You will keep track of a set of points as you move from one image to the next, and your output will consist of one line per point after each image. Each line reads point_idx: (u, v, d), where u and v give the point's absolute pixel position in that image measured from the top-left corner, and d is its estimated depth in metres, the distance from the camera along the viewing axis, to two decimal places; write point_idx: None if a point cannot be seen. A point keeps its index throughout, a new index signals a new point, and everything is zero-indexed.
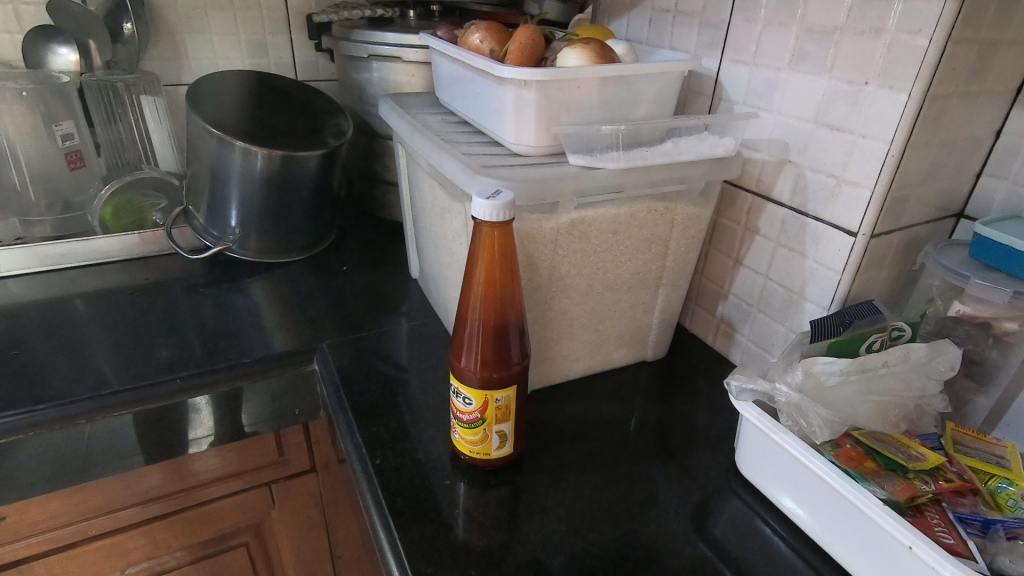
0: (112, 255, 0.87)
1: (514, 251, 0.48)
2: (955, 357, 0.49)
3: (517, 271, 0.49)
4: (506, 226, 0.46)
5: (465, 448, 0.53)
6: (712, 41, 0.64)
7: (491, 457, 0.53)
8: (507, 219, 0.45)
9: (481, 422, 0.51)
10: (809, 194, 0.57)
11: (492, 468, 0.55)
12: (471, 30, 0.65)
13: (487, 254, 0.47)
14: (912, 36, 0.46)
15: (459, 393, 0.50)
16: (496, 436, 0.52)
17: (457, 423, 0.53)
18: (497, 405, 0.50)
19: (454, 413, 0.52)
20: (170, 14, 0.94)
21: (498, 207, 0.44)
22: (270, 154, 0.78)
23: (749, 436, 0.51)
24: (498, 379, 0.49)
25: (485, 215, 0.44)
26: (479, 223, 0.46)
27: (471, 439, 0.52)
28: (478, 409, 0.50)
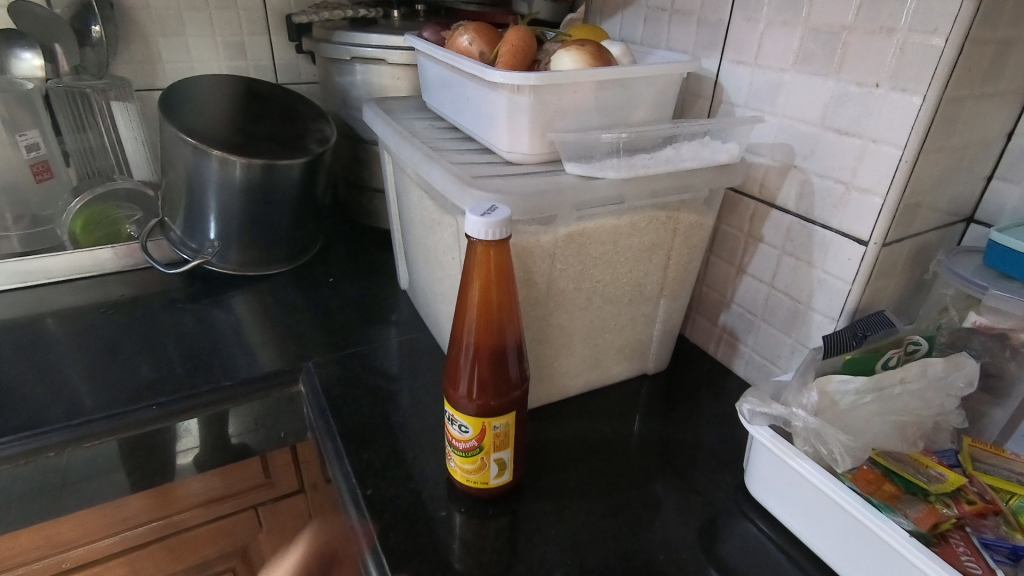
0: (84, 270, 0.83)
1: (511, 270, 0.45)
2: (973, 372, 0.46)
3: (514, 291, 0.46)
4: (502, 245, 0.43)
5: (461, 477, 0.50)
6: (711, 41, 0.61)
7: (488, 488, 0.50)
8: (505, 237, 0.42)
9: (478, 450, 0.48)
10: (816, 200, 0.55)
11: (490, 497, 0.52)
12: (459, 32, 0.62)
13: (482, 274, 0.44)
14: (926, 36, 0.44)
15: (454, 421, 0.47)
16: (494, 465, 0.49)
17: (453, 452, 0.50)
18: (494, 433, 0.47)
19: (450, 441, 0.49)
20: (141, 16, 0.89)
21: (494, 224, 0.41)
22: (249, 162, 0.74)
23: (762, 459, 0.48)
24: (497, 407, 0.46)
25: (478, 233, 0.41)
26: (473, 242, 0.43)
27: (467, 468, 0.49)
28: (475, 438, 0.47)
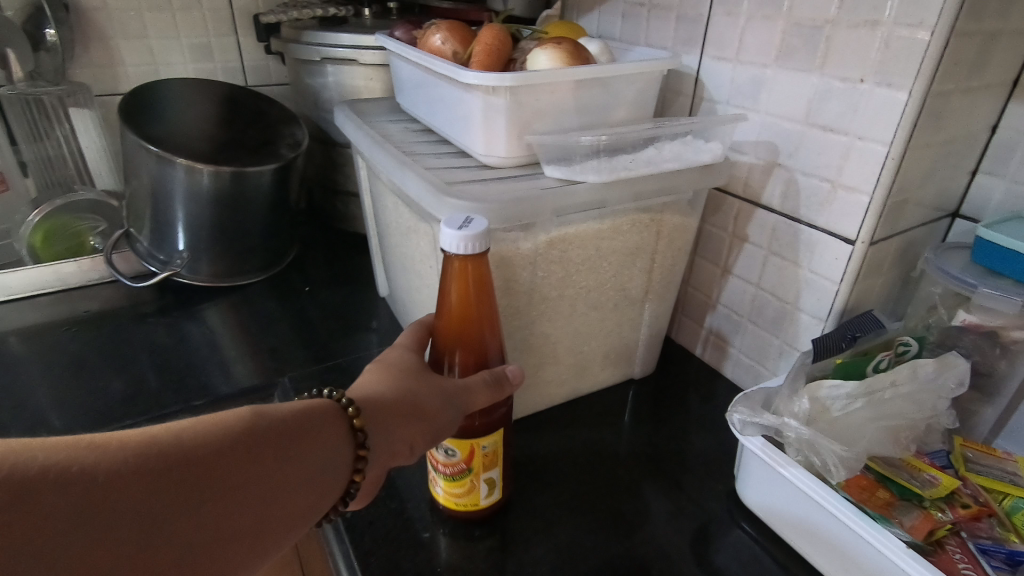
0: (46, 286, 0.79)
1: (491, 283, 0.43)
2: (963, 372, 0.45)
3: (495, 305, 0.44)
4: (481, 260, 0.41)
5: (450, 502, 0.48)
6: (691, 36, 0.60)
7: (477, 510, 0.48)
8: (483, 251, 0.41)
9: (467, 472, 0.46)
10: (801, 199, 0.53)
11: (481, 520, 0.50)
12: (432, 31, 0.59)
13: (461, 289, 0.42)
14: (912, 29, 0.43)
15: (440, 445, 0.45)
16: (484, 485, 0.47)
17: (438, 476, 0.47)
18: (483, 453, 0.45)
19: (436, 465, 0.47)
20: (100, 18, 0.86)
21: (471, 239, 0.39)
22: (217, 170, 0.71)
23: (753, 468, 0.47)
24: (478, 425, 0.45)
25: (454, 246, 0.39)
26: (451, 257, 0.41)
27: (454, 493, 0.47)
28: (463, 461, 0.45)
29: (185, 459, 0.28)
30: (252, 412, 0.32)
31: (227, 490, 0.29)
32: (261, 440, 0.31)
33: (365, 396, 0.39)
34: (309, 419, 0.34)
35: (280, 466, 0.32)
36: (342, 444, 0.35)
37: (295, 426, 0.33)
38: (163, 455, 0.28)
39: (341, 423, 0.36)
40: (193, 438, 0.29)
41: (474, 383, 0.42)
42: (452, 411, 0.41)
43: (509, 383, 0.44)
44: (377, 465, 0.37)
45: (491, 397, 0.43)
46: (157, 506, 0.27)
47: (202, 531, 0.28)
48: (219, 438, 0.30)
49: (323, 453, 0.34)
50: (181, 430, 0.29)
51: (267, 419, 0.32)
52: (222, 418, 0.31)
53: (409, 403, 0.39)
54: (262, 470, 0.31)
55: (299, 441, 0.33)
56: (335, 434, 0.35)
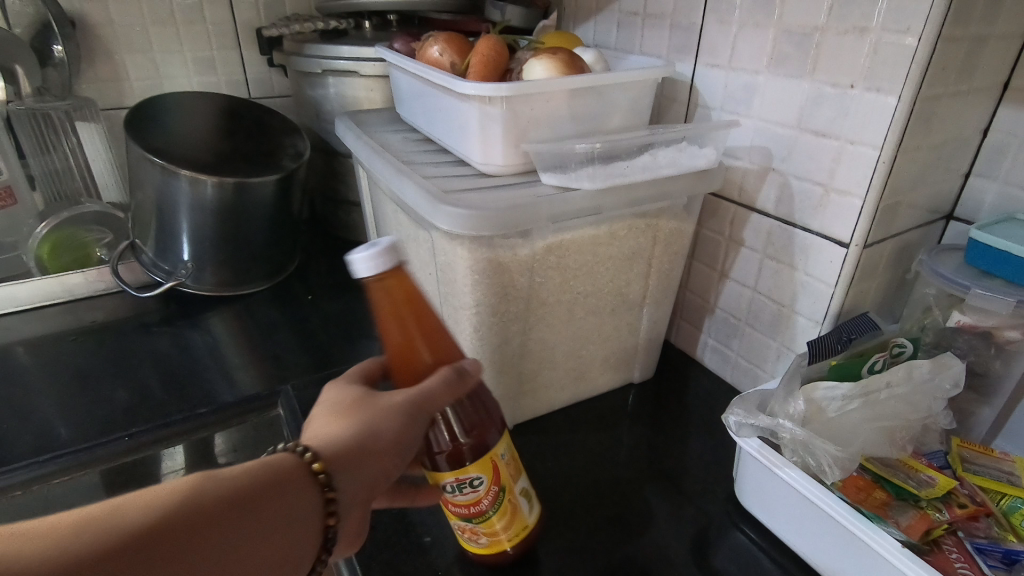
0: (53, 297, 0.80)
1: (422, 293, 0.40)
2: (960, 373, 0.46)
3: (438, 315, 0.42)
4: (401, 272, 0.38)
5: (503, 541, 0.45)
6: (684, 44, 0.61)
7: (530, 530, 0.46)
8: (395, 263, 0.38)
9: (501, 495, 0.43)
10: (795, 203, 0.54)
11: (534, 542, 0.47)
12: (430, 42, 0.60)
13: (392, 313, 0.39)
14: (899, 35, 0.43)
15: (461, 482, 0.41)
16: (520, 498, 0.44)
17: (478, 525, 0.43)
18: (505, 462, 0.43)
19: (469, 513, 0.43)
20: (105, 33, 0.87)
21: (378, 255, 0.37)
22: (221, 181, 0.72)
23: (751, 469, 0.47)
24: (474, 445, 0.42)
25: (367, 273, 0.37)
26: (370, 287, 0.38)
27: (502, 528, 0.44)
28: (493, 483, 0.42)
29: (113, 554, 0.26)
30: (196, 484, 0.30)
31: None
32: (203, 519, 0.29)
33: (323, 440, 0.36)
34: (265, 480, 0.32)
35: (231, 539, 0.30)
36: (309, 503, 0.33)
37: (248, 493, 0.31)
38: (88, 553, 0.26)
39: (305, 474, 0.33)
40: (125, 528, 0.27)
41: (431, 389, 0.39)
42: (417, 428, 0.38)
43: (471, 376, 0.41)
44: (354, 510, 0.35)
45: (453, 393, 0.40)
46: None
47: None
48: (151, 526, 0.28)
49: (290, 505, 0.32)
50: (111, 519, 0.27)
51: (210, 492, 0.30)
52: (161, 495, 0.29)
53: (369, 440, 0.36)
54: (207, 551, 0.29)
55: (252, 512, 0.31)
56: (297, 490, 0.33)
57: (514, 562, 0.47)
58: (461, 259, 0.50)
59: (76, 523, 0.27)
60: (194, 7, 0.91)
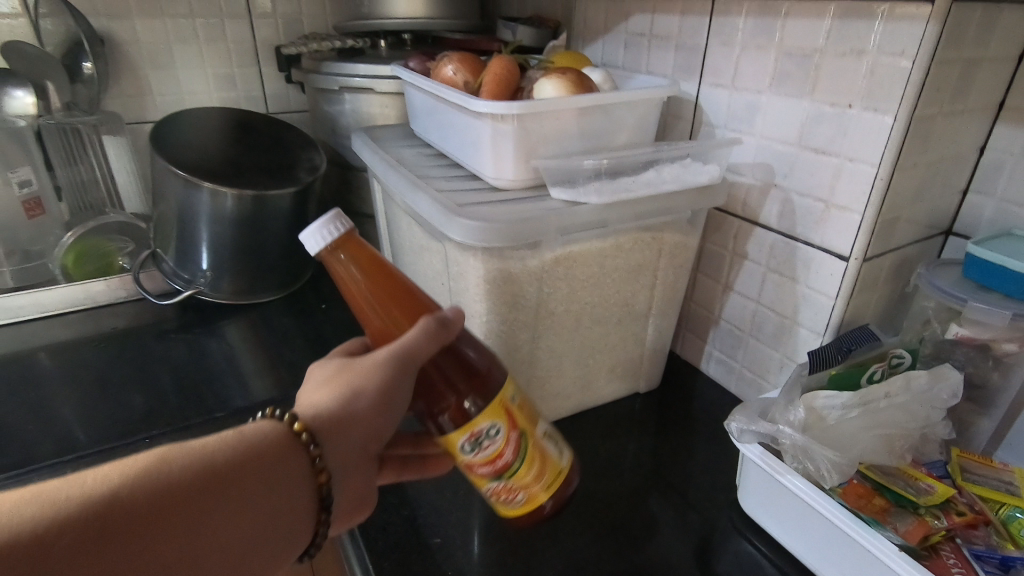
0: (77, 304, 0.83)
1: (384, 259, 0.41)
2: (957, 383, 0.47)
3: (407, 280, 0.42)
4: (354, 239, 0.41)
5: (541, 494, 0.43)
6: (690, 65, 0.63)
7: (565, 475, 0.44)
8: (346, 231, 0.40)
9: (523, 441, 0.41)
10: (797, 218, 0.56)
11: (572, 491, 0.45)
12: (444, 62, 0.63)
13: (356, 281, 0.40)
14: (894, 57, 0.45)
15: (478, 437, 0.39)
16: (544, 441, 0.42)
17: (510, 481, 0.41)
18: (517, 405, 0.41)
19: (497, 471, 0.41)
20: (131, 51, 0.91)
21: (326, 224, 0.40)
22: (241, 193, 0.75)
23: (753, 476, 0.49)
24: (477, 398, 0.40)
25: (319, 244, 0.39)
26: (328, 260, 0.41)
27: (536, 477, 0.42)
28: (512, 428, 0.40)
29: (73, 526, 0.26)
30: (160, 459, 0.30)
31: (142, 551, 0.27)
32: (171, 490, 0.29)
33: (306, 409, 0.36)
34: (235, 453, 0.32)
35: (223, 506, 0.30)
36: (293, 469, 0.33)
37: (218, 463, 0.31)
38: (45, 525, 0.25)
39: (289, 439, 0.34)
40: (83, 499, 0.26)
41: (409, 342, 0.37)
42: (403, 384, 0.37)
43: (450, 325, 0.39)
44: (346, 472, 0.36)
45: (436, 343, 0.38)
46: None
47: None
48: (113, 496, 0.27)
49: (278, 471, 0.33)
50: (69, 491, 0.27)
51: (176, 464, 0.30)
52: (121, 469, 0.29)
53: (349, 402, 0.36)
54: (175, 522, 0.28)
55: (225, 481, 0.30)
56: (280, 458, 0.33)
57: (556, 515, 0.45)
58: (473, 270, 0.52)
59: (29, 499, 0.26)
60: (216, 26, 0.94)
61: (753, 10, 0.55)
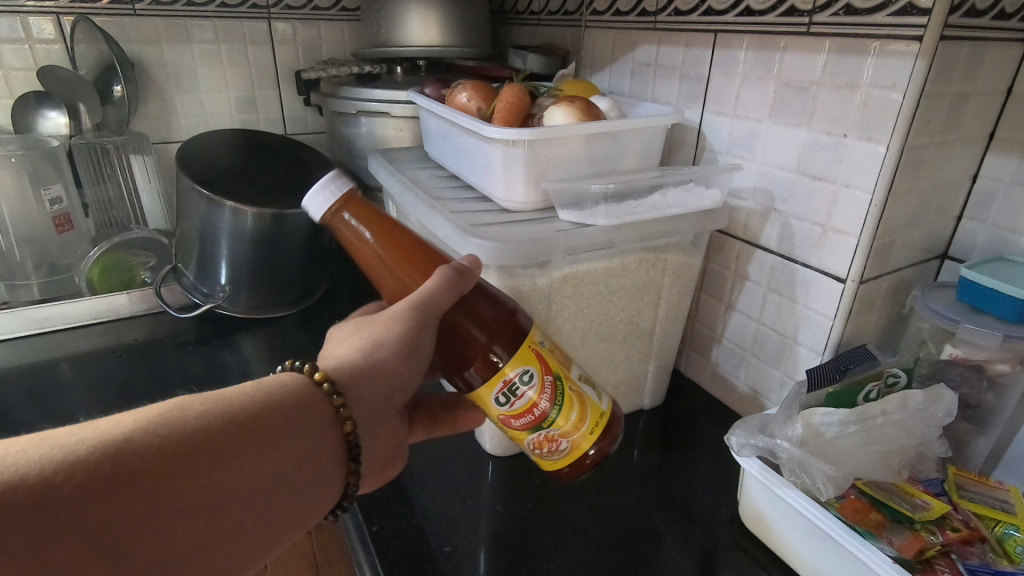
0: (99, 316, 0.86)
1: (388, 215, 0.45)
2: (952, 403, 0.49)
3: (413, 233, 0.45)
4: (355, 199, 0.44)
5: (586, 437, 0.46)
6: (693, 94, 0.66)
7: (605, 418, 0.47)
8: (346, 190, 0.44)
9: (559, 383, 0.45)
10: (796, 241, 0.58)
11: (612, 436, 0.48)
12: (459, 89, 0.66)
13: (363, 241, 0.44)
14: (886, 90, 0.48)
15: (514, 382, 0.43)
16: (580, 385, 0.46)
17: (552, 428, 0.45)
18: (546, 349, 0.45)
19: (537, 419, 0.44)
20: (159, 75, 0.95)
21: (326, 187, 0.43)
22: (260, 212, 0.77)
23: (753, 490, 0.50)
24: (504, 344, 0.44)
25: (322, 207, 0.43)
26: (335, 224, 0.44)
27: (578, 421, 0.45)
28: (544, 373, 0.44)
29: (87, 466, 0.27)
30: (174, 407, 0.31)
31: (168, 488, 0.29)
32: (186, 436, 0.30)
33: (332, 362, 0.39)
34: (250, 404, 0.33)
35: (244, 450, 0.32)
36: (315, 418, 0.35)
37: (232, 412, 0.32)
38: (60, 466, 0.26)
39: (309, 391, 0.36)
40: (98, 441, 0.28)
41: (430, 291, 0.41)
42: (426, 330, 0.41)
43: (467, 272, 0.43)
44: (369, 423, 0.38)
45: (454, 289, 0.42)
46: (53, 523, 0.26)
47: (123, 540, 0.27)
48: (127, 440, 0.28)
49: (298, 420, 0.35)
50: (93, 434, 0.28)
51: (191, 411, 0.31)
52: (136, 416, 0.30)
53: (376, 351, 0.39)
54: (189, 467, 0.30)
55: (239, 429, 0.32)
56: (304, 406, 0.35)
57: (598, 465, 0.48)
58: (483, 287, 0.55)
59: (44, 442, 0.27)
60: (240, 51, 0.99)
61: (753, 43, 0.58)
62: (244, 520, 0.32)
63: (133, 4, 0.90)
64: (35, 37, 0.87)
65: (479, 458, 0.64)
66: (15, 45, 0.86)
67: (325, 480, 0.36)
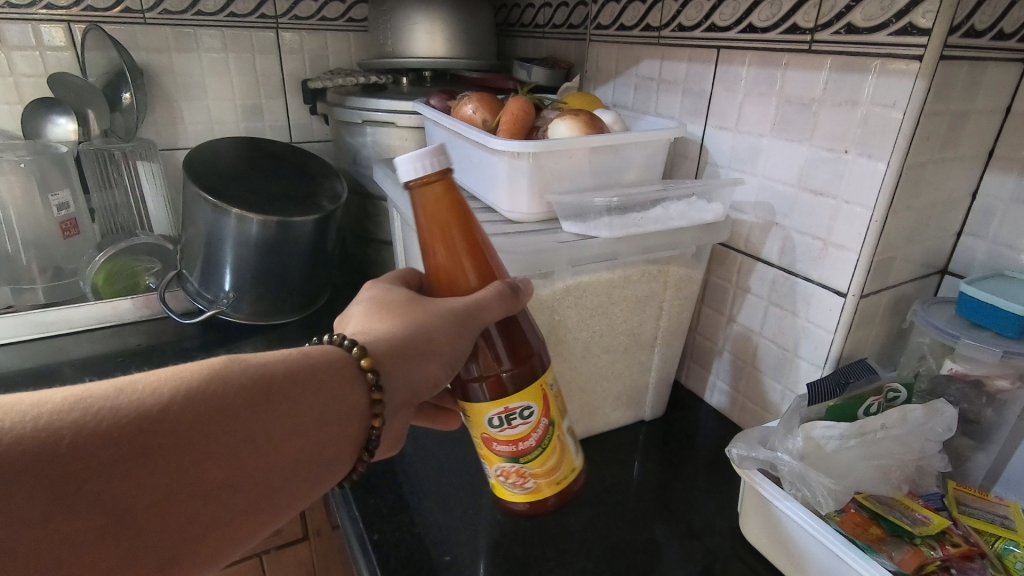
0: (103, 320, 0.86)
1: (468, 207, 0.42)
2: (951, 418, 0.49)
3: (481, 232, 0.44)
4: (446, 179, 0.41)
5: (548, 486, 0.48)
6: (696, 108, 0.67)
7: (576, 474, 0.49)
8: (442, 169, 0.40)
9: (551, 428, 0.46)
10: (797, 255, 0.58)
11: (573, 495, 0.50)
12: (464, 101, 0.67)
13: (438, 219, 0.41)
14: (887, 108, 0.49)
15: (514, 411, 0.44)
16: (567, 438, 0.47)
17: (526, 465, 0.46)
18: (552, 394, 0.46)
19: (518, 452, 0.45)
20: (166, 82, 0.96)
21: (423, 158, 0.39)
22: (266, 219, 0.78)
23: (756, 505, 0.51)
24: (524, 373, 0.44)
25: (414, 174, 0.39)
26: (417, 192, 0.41)
27: (550, 468, 0.47)
28: (543, 414, 0.45)
29: (120, 433, 0.28)
30: (210, 375, 0.32)
31: (195, 453, 0.31)
32: (215, 410, 0.31)
33: (377, 339, 0.39)
34: (281, 383, 0.34)
35: (270, 424, 0.33)
36: (346, 400, 0.37)
37: (262, 389, 0.33)
38: (96, 430, 0.28)
39: (345, 374, 0.37)
40: (133, 409, 0.29)
41: (485, 299, 0.41)
42: (467, 335, 0.41)
43: (522, 294, 0.44)
44: (394, 412, 0.39)
45: (506, 307, 0.42)
46: (82, 484, 0.27)
47: (144, 504, 0.29)
48: (161, 410, 0.30)
49: (324, 401, 0.36)
50: (135, 392, 0.30)
51: (226, 382, 0.32)
52: (173, 382, 0.31)
53: (423, 340, 0.40)
54: (213, 441, 0.31)
55: (265, 408, 0.33)
56: (336, 386, 0.36)
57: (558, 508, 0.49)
58: None
59: (82, 401, 0.29)
60: (248, 60, 1.00)
61: (755, 60, 0.59)
62: (261, 489, 0.33)
63: (143, 13, 0.91)
64: (46, 44, 0.88)
65: (479, 468, 0.64)
66: (26, 52, 0.87)
67: (340, 461, 0.37)
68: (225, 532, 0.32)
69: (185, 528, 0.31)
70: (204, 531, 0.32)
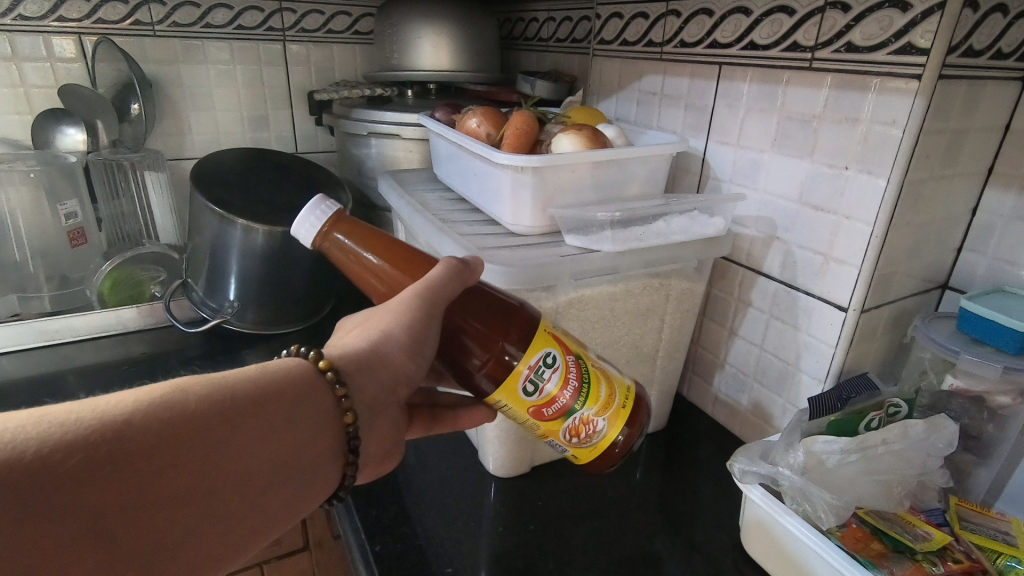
0: (107, 329, 0.87)
1: (378, 231, 0.45)
2: (952, 433, 0.49)
3: (407, 245, 0.45)
4: (344, 219, 0.44)
5: (620, 418, 0.46)
6: (697, 123, 0.67)
7: (633, 394, 0.48)
8: (335, 212, 0.44)
9: (582, 361, 0.45)
10: (798, 270, 0.59)
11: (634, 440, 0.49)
12: (468, 115, 0.68)
13: (354, 252, 0.44)
14: (886, 126, 0.49)
15: (538, 366, 0.43)
16: (601, 364, 0.47)
17: (586, 408, 0.45)
18: (559, 332, 0.45)
19: (568, 402, 0.44)
20: (175, 94, 0.97)
21: (314, 209, 0.44)
22: (271, 230, 0.78)
23: (756, 519, 0.51)
24: (521, 328, 0.44)
25: (313, 229, 0.43)
26: (324, 243, 0.44)
27: (606, 399, 0.45)
28: (565, 353, 0.44)
29: (84, 447, 0.27)
30: (172, 390, 0.31)
31: (167, 464, 0.29)
32: (185, 418, 0.30)
33: (338, 351, 0.39)
34: (252, 390, 0.33)
35: (245, 430, 0.32)
36: (320, 405, 0.36)
37: (234, 397, 0.32)
38: (57, 447, 0.26)
39: (315, 380, 0.36)
40: (99, 420, 0.28)
41: (437, 278, 0.41)
42: (433, 318, 0.41)
43: (472, 266, 0.44)
44: (369, 413, 0.39)
45: (459, 279, 0.42)
46: (52, 500, 0.26)
47: (119, 520, 0.27)
48: (130, 420, 0.28)
49: (299, 406, 0.35)
50: (99, 407, 0.28)
51: (193, 392, 0.31)
52: (138, 395, 0.30)
53: (383, 340, 0.40)
54: (187, 450, 0.30)
55: (238, 414, 0.32)
56: (309, 391, 0.35)
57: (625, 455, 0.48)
58: None
59: (46, 417, 0.27)
60: (255, 72, 1.01)
61: (756, 76, 0.59)
62: (240, 500, 0.32)
63: (153, 26, 0.93)
64: (57, 56, 0.90)
65: (481, 478, 0.64)
66: (38, 63, 0.89)
67: (323, 469, 0.36)
68: (203, 551, 0.31)
69: (164, 545, 0.29)
70: (178, 554, 0.30)
